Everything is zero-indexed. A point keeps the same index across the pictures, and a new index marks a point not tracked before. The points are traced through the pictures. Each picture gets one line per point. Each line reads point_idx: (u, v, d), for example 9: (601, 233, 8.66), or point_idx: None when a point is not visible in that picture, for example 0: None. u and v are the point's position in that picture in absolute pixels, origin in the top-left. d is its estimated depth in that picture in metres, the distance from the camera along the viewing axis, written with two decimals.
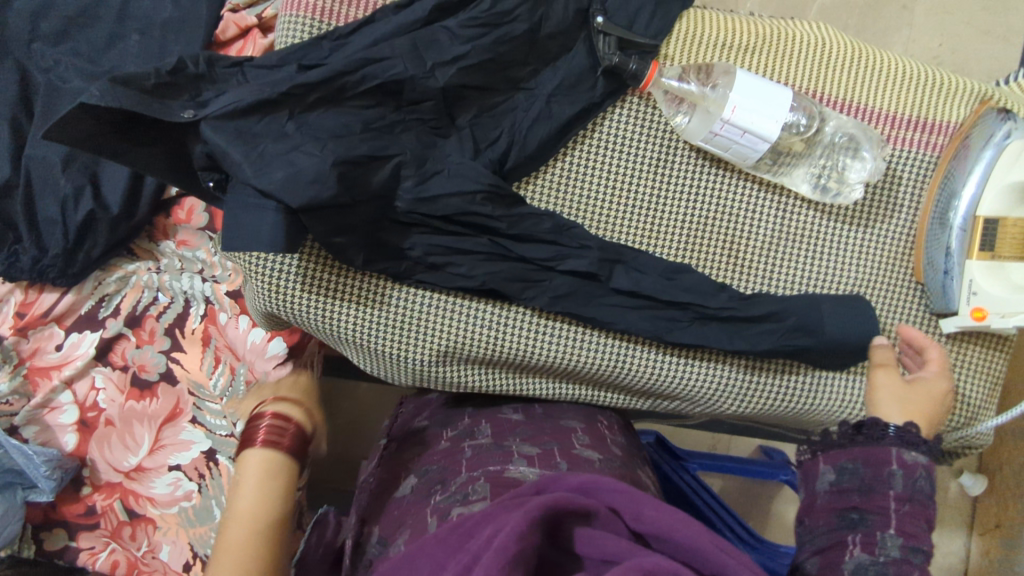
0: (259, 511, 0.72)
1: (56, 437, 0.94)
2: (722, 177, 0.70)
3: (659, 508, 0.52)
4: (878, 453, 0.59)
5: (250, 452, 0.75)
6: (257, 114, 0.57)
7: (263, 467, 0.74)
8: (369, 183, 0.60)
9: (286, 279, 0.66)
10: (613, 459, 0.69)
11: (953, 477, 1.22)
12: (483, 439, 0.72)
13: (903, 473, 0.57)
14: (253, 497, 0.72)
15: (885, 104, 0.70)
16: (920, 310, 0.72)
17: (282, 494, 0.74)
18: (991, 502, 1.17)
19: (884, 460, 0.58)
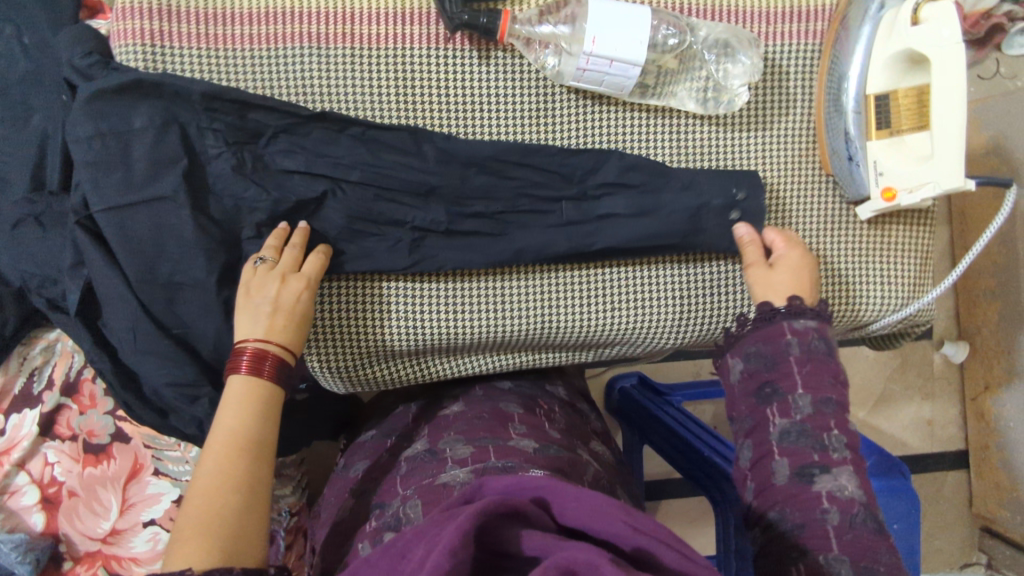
0: (250, 435, 0.54)
1: (24, 521, 0.92)
2: (607, 113, 0.67)
3: (580, 497, 0.45)
4: (772, 330, 0.61)
5: (230, 376, 0.56)
6: (163, 199, 0.60)
7: (248, 394, 0.55)
8: (207, 205, 0.61)
9: (178, 17, 0.62)
10: (551, 445, 0.68)
11: (935, 349, 1.23)
12: (418, 448, 0.73)
13: (797, 340, 0.59)
14: (236, 415, 0.54)
15: (755, 4, 0.68)
16: (835, 202, 0.71)
17: (267, 418, 0.55)
18: (978, 365, 1.19)
19: (778, 335, 0.60)
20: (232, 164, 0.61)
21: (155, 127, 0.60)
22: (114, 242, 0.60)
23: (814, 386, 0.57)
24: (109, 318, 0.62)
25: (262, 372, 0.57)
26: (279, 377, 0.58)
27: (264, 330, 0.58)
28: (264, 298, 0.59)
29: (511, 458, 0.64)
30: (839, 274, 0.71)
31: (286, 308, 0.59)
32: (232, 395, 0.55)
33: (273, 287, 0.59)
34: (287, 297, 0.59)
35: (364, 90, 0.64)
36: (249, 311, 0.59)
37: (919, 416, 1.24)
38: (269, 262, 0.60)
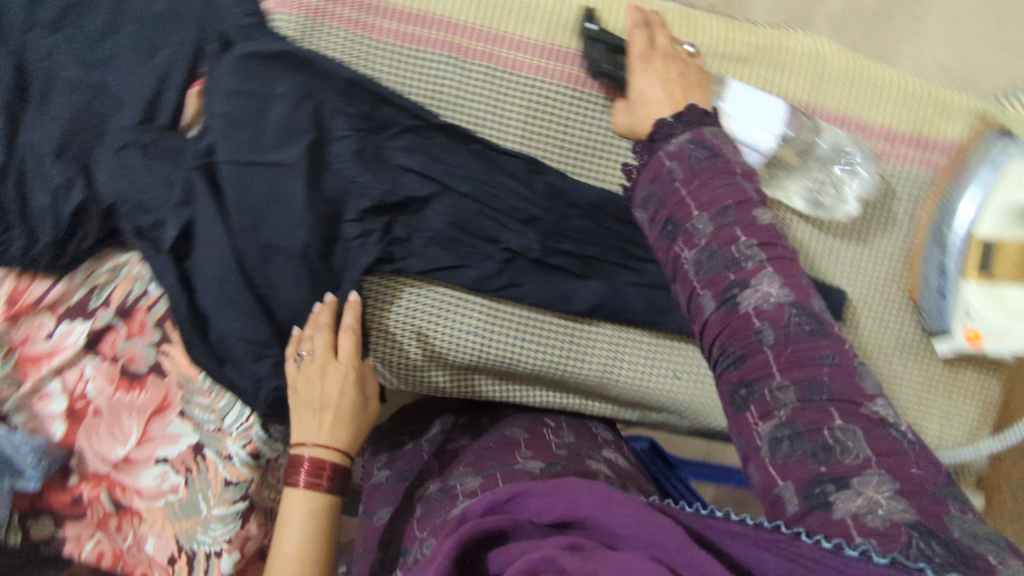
0: (306, 552, 0.63)
1: (45, 427, 0.95)
2: None
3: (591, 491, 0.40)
4: (652, 163, 0.54)
5: (291, 488, 0.65)
6: (284, 166, 0.62)
7: (308, 509, 0.64)
8: (320, 183, 0.63)
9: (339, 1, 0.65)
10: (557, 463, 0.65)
11: None
12: (434, 487, 0.69)
13: (677, 164, 0.52)
14: (298, 535, 0.63)
15: (882, 121, 0.69)
16: (913, 330, 0.71)
17: (323, 523, 0.65)
18: None
19: (658, 165, 0.53)
20: (355, 150, 0.63)
21: (294, 97, 0.62)
22: (228, 194, 0.62)
23: (709, 202, 0.49)
24: (201, 262, 0.64)
25: (320, 482, 0.65)
26: (332, 480, 0.66)
27: (317, 432, 0.65)
28: (316, 399, 0.65)
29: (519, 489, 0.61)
30: (900, 400, 0.72)
31: (335, 408, 0.65)
32: (296, 511, 0.64)
33: (321, 384, 0.64)
34: (333, 393, 0.65)
35: (493, 110, 0.66)
36: (306, 412, 0.65)
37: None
38: (314, 351, 0.64)
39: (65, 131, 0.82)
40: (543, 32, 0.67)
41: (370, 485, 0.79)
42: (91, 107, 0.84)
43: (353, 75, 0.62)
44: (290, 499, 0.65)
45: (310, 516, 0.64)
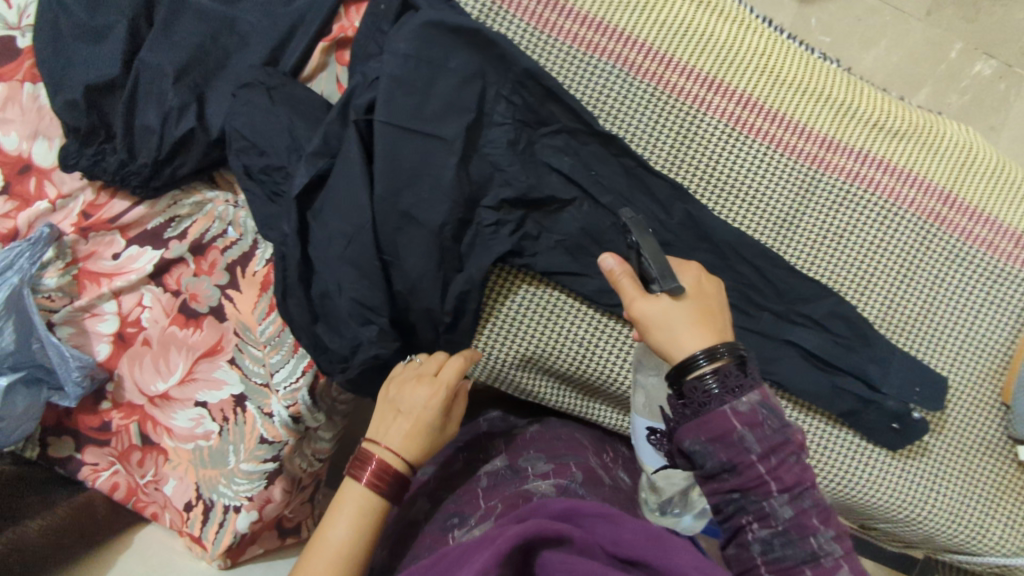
0: (353, 550, 0.56)
1: (90, 345, 0.93)
2: (843, 251, 0.69)
3: (637, 529, 0.46)
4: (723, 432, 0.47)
5: (351, 480, 0.59)
6: (438, 140, 0.61)
7: (362, 506, 0.58)
8: (468, 163, 0.63)
9: None
10: (623, 488, 0.68)
11: None
12: (498, 460, 0.71)
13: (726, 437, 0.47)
14: (346, 529, 0.57)
15: (1009, 220, 0.71)
16: (999, 430, 0.72)
17: (372, 528, 0.58)
18: None
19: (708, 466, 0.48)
20: (510, 139, 0.63)
21: (464, 75, 0.62)
22: (377, 155, 0.61)
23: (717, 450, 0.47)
24: (330, 215, 0.63)
25: (382, 484, 0.59)
26: (393, 485, 0.59)
27: (394, 434, 0.61)
28: (405, 403, 0.62)
29: (592, 491, 0.62)
30: (968, 496, 0.72)
31: (417, 416, 0.61)
32: (346, 508, 0.58)
33: (412, 389, 0.62)
34: (418, 403, 0.61)
35: (651, 129, 0.67)
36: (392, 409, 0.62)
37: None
38: (422, 366, 0.64)
39: (190, 58, 0.85)
40: (712, 64, 0.68)
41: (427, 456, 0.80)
42: (217, 40, 0.86)
43: (531, 65, 0.62)
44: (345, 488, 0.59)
45: (357, 514, 0.57)
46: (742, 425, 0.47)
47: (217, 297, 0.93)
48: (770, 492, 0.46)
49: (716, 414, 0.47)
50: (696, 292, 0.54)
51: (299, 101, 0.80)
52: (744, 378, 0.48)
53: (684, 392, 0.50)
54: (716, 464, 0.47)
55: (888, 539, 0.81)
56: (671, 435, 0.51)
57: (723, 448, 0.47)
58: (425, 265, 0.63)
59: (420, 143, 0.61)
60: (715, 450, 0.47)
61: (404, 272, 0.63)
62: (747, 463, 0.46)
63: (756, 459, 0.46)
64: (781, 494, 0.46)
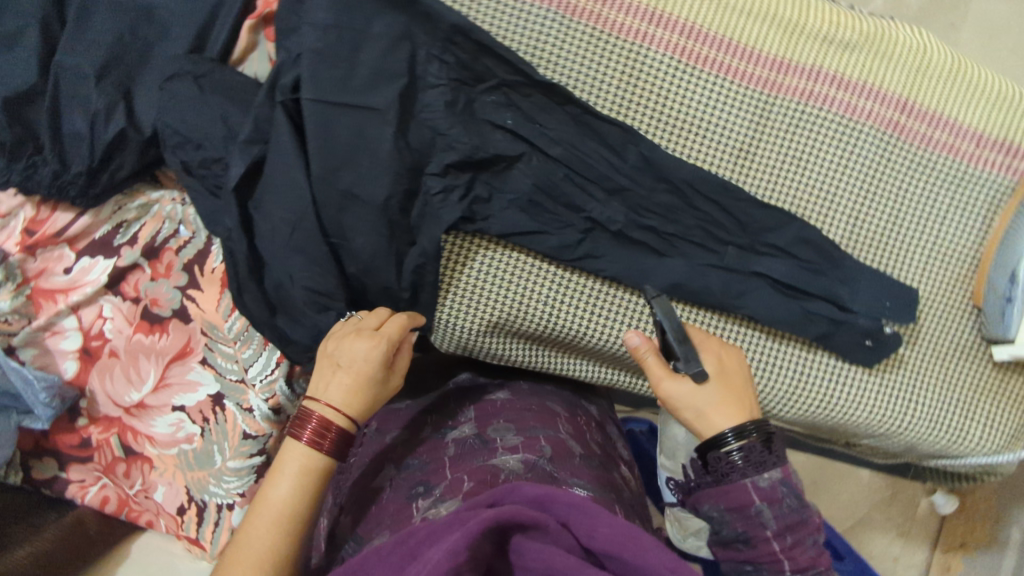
0: (293, 509, 0.58)
1: (56, 363, 0.91)
2: (806, 174, 0.68)
3: (614, 525, 0.49)
4: (733, 491, 0.55)
5: (292, 440, 0.60)
6: (371, 111, 0.59)
7: (303, 468, 0.59)
8: (407, 131, 0.60)
9: None
10: (591, 460, 0.73)
11: (925, 495, 1.35)
12: (467, 430, 0.76)
13: (762, 503, 0.54)
14: (286, 490, 0.58)
15: (967, 121, 0.70)
16: (973, 334, 0.72)
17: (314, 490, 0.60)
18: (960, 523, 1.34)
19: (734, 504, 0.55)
20: (447, 101, 0.61)
21: (389, 38, 0.59)
22: (310, 134, 0.58)
23: (735, 506, 0.54)
24: (271, 203, 0.60)
25: (323, 442, 0.59)
26: (335, 443, 0.60)
27: (334, 390, 0.61)
28: (343, 357, 0.61)
29: (560, 468, 0.67)
30: (948, 401, 0.73)
31: (357, 370, 0.61)
32: (287, 468, 0.59)
33: (351, 342, 0.61)
34: (358, 358, 0.61)
35: (594, 70, 0.64)
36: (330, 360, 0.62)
37: (887, 550, 1.35)
38: (362, 320, 0.63)
39: (111, 54, 0.81)
40: None
41: (394, 408, 0.84)
42: (136, 32, 0.82)
43: (458, 19, 0.59)
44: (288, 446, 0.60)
45: (297, 475, 0.59)
46: (759, 500, 0.54)
47: (179, 299, 0.90)
48: (783, 569, 0.53)
49: (736, 486, 0.54)
50: (720, 372, 0.59)
51: (229, 87, 0.77)
52: (767, 455, 0.55)
53: (709, 460, 0.56)
54: (731, 531, 0.55)
55: (873, 453, 0.82)
56: (691, 492, 0.59)
57: (740, 518, 0.54)
58: (376, 242, 0.61)
59: (352, 116, 0.59)
60: (732, 518, 0.55)
61: (355, 252, 0.61)
62: (760, 537, 0.54)
63: (771, 535, 0.53)
64: (793, 573, 0.52)
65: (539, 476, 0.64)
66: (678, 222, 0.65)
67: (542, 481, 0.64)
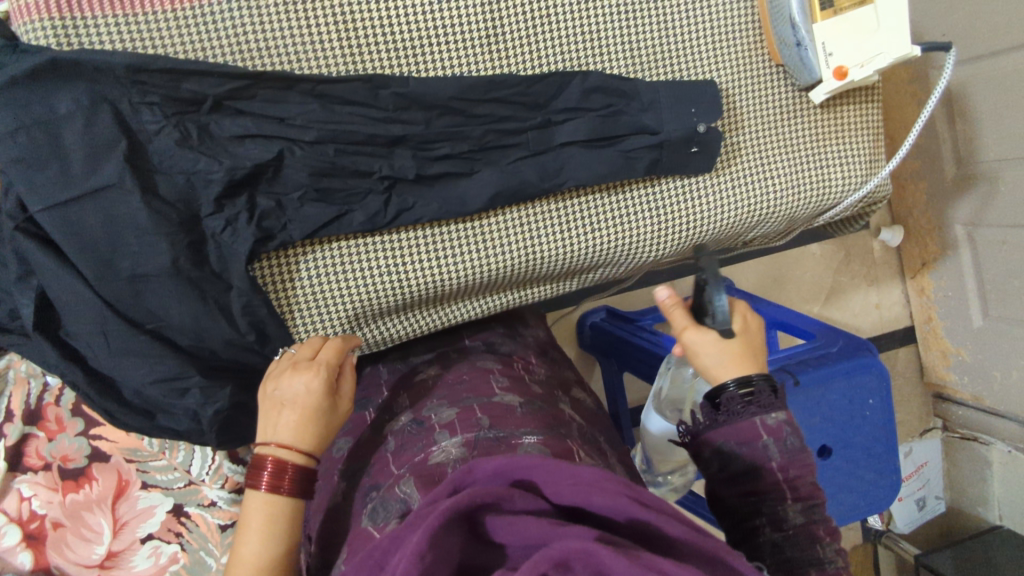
0: (269, 562, 0.53)
1: (9, 562, 0.87)
2: (560, 27, 0.66)
3: (579, 476, 0.46)
4: (745, 426, 0.54)
5: (250, 489, 0.55)
6: (108, 189, 0.55)
7: (268, 515, 0.55)
8: (157, 189, 0.57)
9: None
10: (534, 403, 0.71)
11: (874, 237, 1.45)
12: (402, 419, 0.75)
13: (774, 440, 0.53)
14: (257, 544, 0.54)
15: None
16: (789, 90, 0.73)
17: (286, 537, 0.55)
18: (913, 246, 1.42)
19: (753, 436, 0.53)
20: (178, 139, 0.57)
21: (83, 110, 0.55)
22: (63, 242, 0.55)
23: (747, 440, 0.54)
24: (71, 324, 0.57)
25: (282, 485, 0.55)
26: (295, 482, 0.56)
27: (283, 430, 0.57)
28: (286, 396, 0.58)
29: (504, 428, 0.65)
30: (799, 160, 0.73)
31: (300, 406, 0.58)
32: (251, 521, 0.54)
33: (288, 379, 0.59)
34: (301, 391, 0.58)
35: (305, 36, 0.60)
36: (275, 398, 0.58)
37: (867, 301, 1.48)
38: (295, 354, 0.61)
39: None
40: None
41: (357, 413, 0.83)
42: None
43: (130, 59, 0.54)
44: (247, 499, 0.55)
45: (263, 525, 0.54)
46: (767, 436, 0.53)
47: (86, 442, 0.89)
48: (785, 499, 0.51)
49: (745, 423, 0.54)
50: (745, 331, 0.61)
51: None
52: (775, 398, 0.55)
53: (719, 402, 0.56)
54: (740, 465, 0.54)
55: (772, 240, 0.83)
56: (697, 435, 0.58)
57: (748, 453, 0.53)
58: (192, 306, 0.58)
59: (93, 204, 0.55)
60: (740, 452, 0.54)
61: (178, 326, 0.59)
62: (768, 470, 0.53)
63: (776, 468, 0.53)
64: (795, 502, 0.51)
65: (485, 449, 0.61)
66: (464, 136, 0.64)
67: (489, 451, 0.62)
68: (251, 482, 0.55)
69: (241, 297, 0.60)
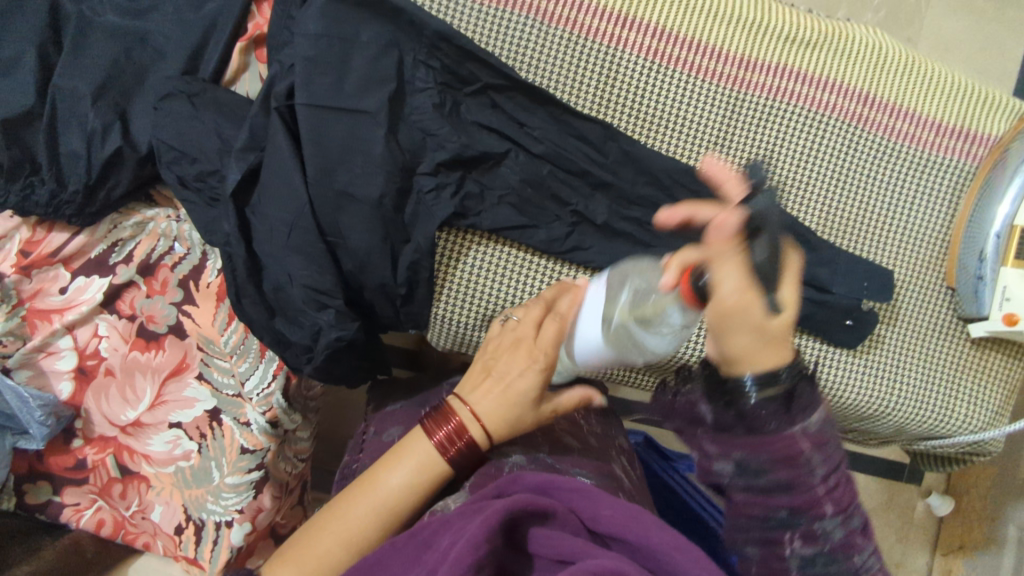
0: (396, 506, 0.57)
1: (51, 384, 0.91)
2: (778, 164, 0.71)
3: (616, 507, 0.47)
4: (784, 436, 0.46)
5: (423, 433, 0.59)
6: (363, 113, 0.62)
7: (423, 466, 0.58)
8: (398, 132, 0.63)
9: None
10: (590, 450, 0.70)
11: (920, 497, 1.38)
12: None
13: (817, 450, 0.46)
14: (397, 483, 0.57)
15: (930, 113, 0.74)
16: (949, 314, 0.75)
17: (423, 494, 0.58)
18: (956, 523, 1.34)
19: (795, 451, 0.46)
20: (435, 103, 0.64)
21: (379, 45, 0.62)
22: (305, 137, 0.61)
23: (785, 452, 0.46)
24: (268, 205, 0.63)
25: (449, 450, 0.58)
26: (460, 454, 0.58)
27: (484, 401, 0.58)
28: (501, 368, 0.59)
29: (560, 459, 0.66)
30: (932, 380, 0.75)
31: (512, 385, 0.58)
32: (400, 461, 0.58)
33: (518, 354, 0.59)
34: (516, 372, 0.58)
35: (571, 72, 0.68)
36: (492, 365, 0.60)
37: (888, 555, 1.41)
38: (522, 328, 0.60)
39: (107, 76, 0.83)
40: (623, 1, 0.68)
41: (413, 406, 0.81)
42: (131, 55, 0.86)
43: (441, 27, 0.62)
44: (415, 438, 0.59)
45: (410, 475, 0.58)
46: (810, 445, 0.46)
47: (175, 315, 0.91)
48: (823, 517, 0.45)
49: (782, 438, 0.46)
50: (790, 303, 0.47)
51: (223, 104, 0.79)
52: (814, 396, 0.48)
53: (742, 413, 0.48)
54: (772, 480, 0.46)
55: (867, 438, 0.84)
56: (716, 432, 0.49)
57: (788, 469, 0.46)
58: (372, 239, 0.63)
59: (345, 119, 0.61)
60: (775, 466, 0.46)
61: (350, 249, 0.63)
62: (808, 486, 0.45)
63: (822, 484, 0.45)
64: (835, 518, 0.45)
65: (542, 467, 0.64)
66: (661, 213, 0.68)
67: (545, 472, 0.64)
68: (432, 428, 0.59)
69: (414, 251, 0.64)
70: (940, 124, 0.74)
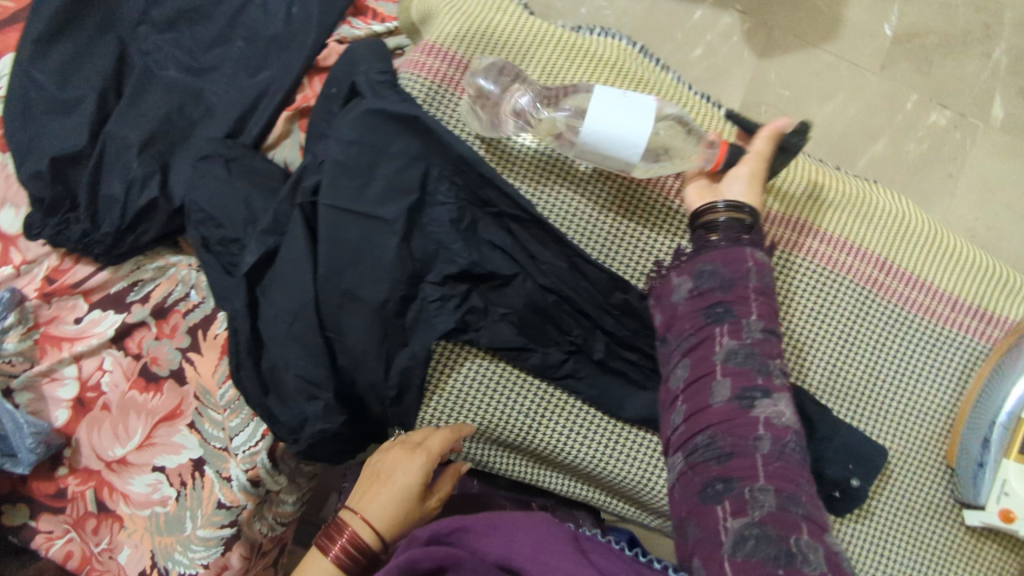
0: None
1: (49, 410, 0.93)
2: (788, 318, 0.72)
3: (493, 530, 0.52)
4: (735, 252, 0.60)
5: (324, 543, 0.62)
6: (381, 220, 0.64)
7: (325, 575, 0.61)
8: (411, 241, 0.64)
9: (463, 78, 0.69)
10: None
11: None
12: None
13: (756, 268, 0.59)
14: None
15: (948, 288, 0.74)
16: (945, 495, 0.73)
17: None
18: None
19: (740, 258, 0.59)
20: (452, 218, 0.65)
21: (406, 158, 0.64)
22: (322, 235, 0.63)
23: (729, 268, 0.59)
24: (277, 292, 0.64)
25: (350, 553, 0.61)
26: (360, 555, 0.61)
27: (372, 506, 0.62)
28: (385, 470, 0.64)
29: None
30: (920, 560, 0.72)
31: (396, 485, 0.62)
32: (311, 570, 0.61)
33: (396, 459, 0.64)
34: (398, 472, 0.63)
35: (593, 204, 0.69)
36: (379, 474, 0.64)
37: None
38: (410, 436, 0.66)
39: (156, 129, 0.88)
40: None
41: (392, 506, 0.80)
42: (183, 111, 0.90)
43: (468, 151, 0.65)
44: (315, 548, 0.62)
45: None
46: (752, 263, 0.59)
47: (179, 360, 0.92)
48: (749, 316, 0.57)
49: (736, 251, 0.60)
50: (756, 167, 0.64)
51: (256, 174, 0.82)
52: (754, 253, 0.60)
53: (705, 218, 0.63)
54: (716, 279, 0.59)
55: None
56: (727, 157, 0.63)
57: (732, 268, 0.59)
58: (369, 342, 0.64)
59: (362, 224, 0.63)
60: (722, 269, 0.59)
61: (347, 346, 0.64)
62: (742, 287, 0.58)
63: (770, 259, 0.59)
64: (756, 322, 0.57)
65: None
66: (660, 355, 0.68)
67: None
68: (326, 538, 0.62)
69: (408, 358, 0.65)
70: (956, 300, 0.74)
